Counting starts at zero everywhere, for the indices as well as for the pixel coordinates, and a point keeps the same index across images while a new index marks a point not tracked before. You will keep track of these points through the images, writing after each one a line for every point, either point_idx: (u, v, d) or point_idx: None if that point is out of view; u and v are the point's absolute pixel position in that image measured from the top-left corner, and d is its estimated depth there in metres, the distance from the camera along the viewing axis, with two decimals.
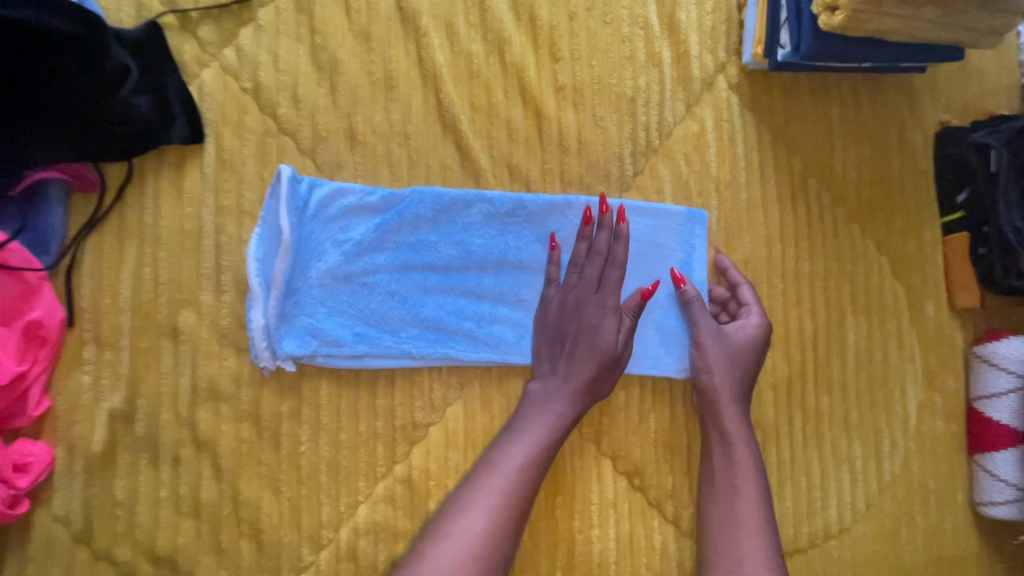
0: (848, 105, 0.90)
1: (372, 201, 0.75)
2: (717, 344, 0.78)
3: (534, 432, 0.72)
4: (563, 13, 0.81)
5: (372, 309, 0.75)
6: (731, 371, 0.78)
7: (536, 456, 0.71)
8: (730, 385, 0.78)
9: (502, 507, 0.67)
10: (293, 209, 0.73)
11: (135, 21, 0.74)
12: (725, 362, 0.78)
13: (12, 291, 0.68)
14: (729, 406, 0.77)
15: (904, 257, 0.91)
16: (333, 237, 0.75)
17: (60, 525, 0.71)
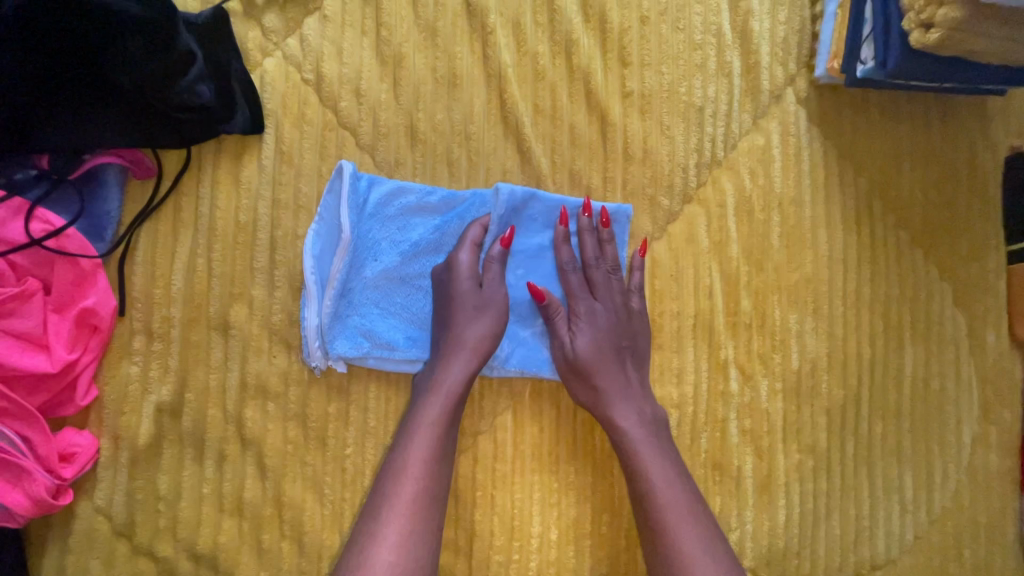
0: (918, 124, 0.87)
1: (433, 201, 0.74)
2: (585, 345, 0.74)
3: (425, 418, 0.66)
4: (634, 16, 0.79)
5: (425, 312, 0.74)
6: (606, 377, 0.73)
7: (431, 448, 0.65)
8: (615, 391, 0.73)
9: (418, 508, 0.62)
10: (354, 207, 0.72)
11: (199, 6, 0.72)
12: (591, 370, 0.73)
13: (67, 278, 0.66)
14: (624, 411, 0.72)
15: (966, 284, 0.88)
16: (391, 237, 0.73)
17: (102, 517, 0.70)
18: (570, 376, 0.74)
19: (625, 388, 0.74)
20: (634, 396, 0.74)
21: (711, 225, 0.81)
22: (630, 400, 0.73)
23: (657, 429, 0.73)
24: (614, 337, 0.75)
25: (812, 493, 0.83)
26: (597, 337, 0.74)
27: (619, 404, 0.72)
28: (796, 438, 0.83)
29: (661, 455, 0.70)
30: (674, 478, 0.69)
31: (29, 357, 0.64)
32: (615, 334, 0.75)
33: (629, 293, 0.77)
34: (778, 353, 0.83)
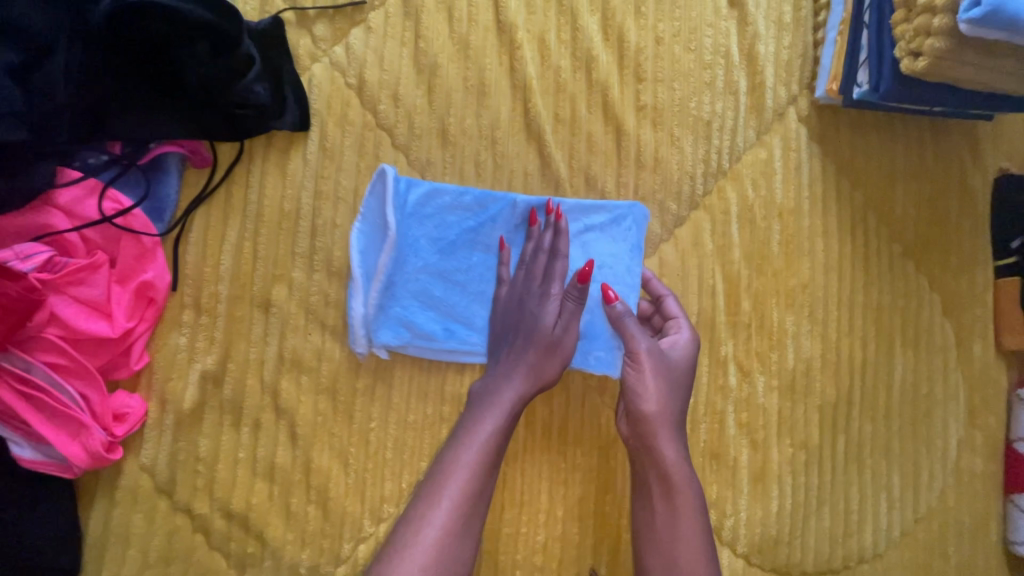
0: (912, 145, 0.94)
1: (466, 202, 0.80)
2: (666, 363, 0.74)
3: (483, 429, 0.70)
4: (650, 37, 0.86)
5: (461, 306, 0.81)
6: (671, 389, 0.73)
7: (488, 448, 0.69)
8: (667, 423, 0.72)
9: (466, 508, 0.65)
10: (397, 207, 0.78)
11: (257, 15, 0.80)
12: (656, 385, 0.72)
13: (131, 253, 0.73)
14: (672, 447, 0.71)
15: (955, 296, 0.94)
16: (430, 235, 0.80)
17: (146, 475, 0.76)
18: (642, 383, 0.72)
19: (674, 415, 0.73)
20: (679, 432, 0.73)
21: (716, 230, 0.87)
22: (670, 409, 0.72)
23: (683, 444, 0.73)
24: (687, 368, 0.75)
25: (803, 486, 0.88)
26: (671, 356, 0.75)
27: (659, 413, 0.71)
28: (790, 433, 0.88)
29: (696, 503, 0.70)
30: (702, 532, 0.68)
31: (93, 322, 0.70)
32: (688, 363, 0.76)
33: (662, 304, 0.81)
34: (774, 352, 0.89)
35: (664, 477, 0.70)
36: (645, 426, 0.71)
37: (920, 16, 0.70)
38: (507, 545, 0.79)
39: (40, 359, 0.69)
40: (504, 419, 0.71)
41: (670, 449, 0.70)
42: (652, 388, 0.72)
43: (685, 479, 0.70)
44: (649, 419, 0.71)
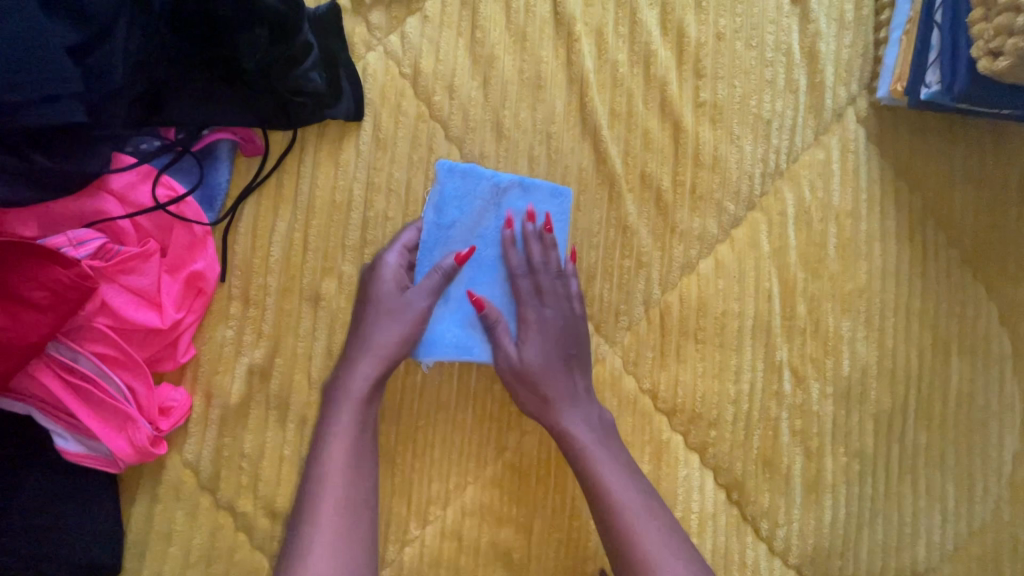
0: (972, 148, 0.91)
1: (508, 187, 0.78)
2: (530, 355, 0.76)
3: (342, 433, 0.68)
4: (710, 32, 0.84)
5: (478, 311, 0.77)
6: (558, 386, 0.75)
7: (349, 449, 0.68)
8: (570, 406, 0.75)
9: (343, 542, 0.63)
10: (435, 203, 0.76)
11: (314, 2, 0.78)
12: (546, 386, 0.75)
13: (182, 242, 0.71)
14: (596, 446, 0.73)
15: (1012, 305, 0.92)
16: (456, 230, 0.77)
17: (189, 472, 0.74)
18: (514, 383, 0.75)
19: (579, 407, 0.75)
20: (586, 407, 0.76)
21: (773, 231, 0.85)
22: (567, 388, 0.75)
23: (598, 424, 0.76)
24: (563, 349, 0.77)
25: (857, 496, 0.86)
26: (546, 347, 0.76)
27: (558, 391, 0.75)
28: (845, 442, 0.86)
29: (639, 490, 0.71)
30: (642, 489, 0.71)
31: (142, 313, 0.68)
32: (561, 344, 0.77)
33: (571, 298, 0.78)
34: (830, 358, 0.86)
35: (599, 482, 0.70)
36: (565, 435, 0.74)
37: (1001, 15, 0.68)
38: (556, 549, 0.78)
39: (88, 349, 0.67)
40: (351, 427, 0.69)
41: (595, 449, 0.73)
42: (528, 381, 0.75)
43: (605, 449, 0.73)
44: (561, 428, 0.74)
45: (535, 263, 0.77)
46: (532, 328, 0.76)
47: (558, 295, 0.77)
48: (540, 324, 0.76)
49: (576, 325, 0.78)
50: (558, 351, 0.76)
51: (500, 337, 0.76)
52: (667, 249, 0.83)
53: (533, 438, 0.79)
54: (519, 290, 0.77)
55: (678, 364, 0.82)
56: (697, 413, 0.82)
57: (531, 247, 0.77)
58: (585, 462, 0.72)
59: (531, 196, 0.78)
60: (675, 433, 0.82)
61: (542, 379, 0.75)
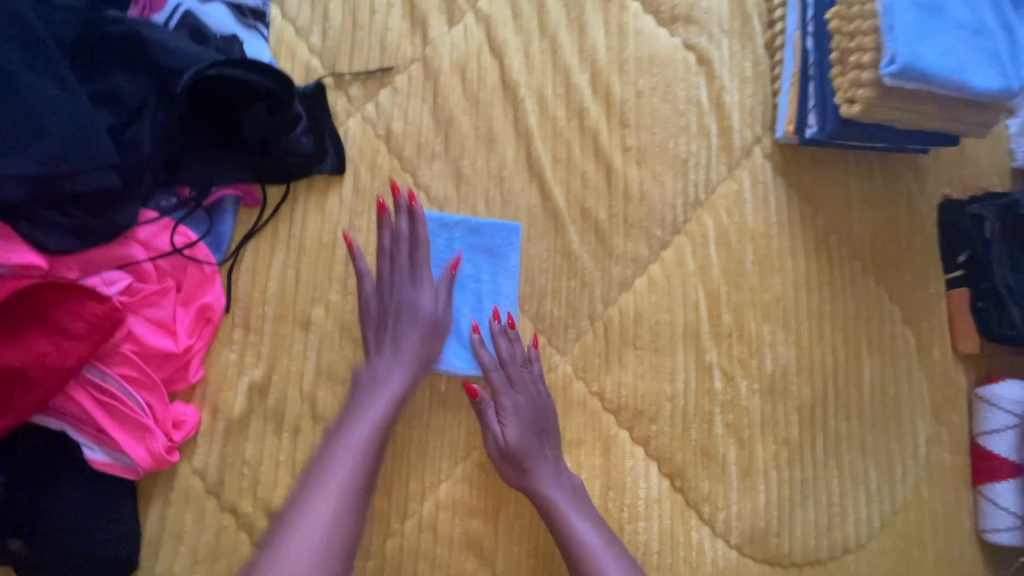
0: (863, 176, 1.08)
1: (455, 224, 0.94)
2: (512, 435, 0.86)
3: (401, 371, 0.83)
4: (632, 90, 1.01)
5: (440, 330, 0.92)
6: (539, 462, 0.86)
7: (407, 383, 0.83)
8: (547, 479, 0.85)
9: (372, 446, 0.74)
10: None
11: (302, 80, 0.95)
12: (528, 465, 0.85)
13: (194, 279, 0.85)
14: (575, 515, 0.83)
15: (912, 307, 1.05)
16: None
17: (197, 478, 0.85)
18: (502, 462, 0.86)
19: (557, 479, 0.86)
20: (560, 478, 0.86)
21: (696, 251, 1.00)
22: (544, 465, 0.86)
23: (574, 493, 0.86)
24: (534, 425, 0.87)
25: (787, 480, 0.97)
26: (523, 428, 0.86)
27: (536, 467, 0.85)
28: (773, 432, 0.98)
29: (615, 550, 0.80)
30: (615, 549, 0.80)
31: (160, 339, 0.81)
32: (533, 423, 0.87)
33: (538, 381, 0.90)
34: (754, 358, 0.99)
35: (579, 545, 0.79)
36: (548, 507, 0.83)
37: (852, 72, 0.85)
38: (520, 536, 0.89)
39: (115, 371, 0.79)
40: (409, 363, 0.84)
41: (575, 519, 0.82)
42: (513, 462, 0.85)
43: (582, 515, 0.83)
44: (546, 501, 0.83)
45: (504, 357, 0.90)
46: (512, 413, 0.87)
47: (524, 377, 0.89)
48: (516, 408, 0.87)
49: (545, 404, 0.89)
50: (531, 428, 0.87)
51: (486, 419, 0.87)
52: (606, 270, 0.97)
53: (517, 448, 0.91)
54: (494, 380, 0.88)
55: (620, 369, 0.95)
56: (639, 411, 0.94)
57: (501, 344, 0.90)
58: (565, 531, 0.81)
59: (479, 230, 0.95)
60: (621, 429, 0.94)
61: (524, 457, 0.85)
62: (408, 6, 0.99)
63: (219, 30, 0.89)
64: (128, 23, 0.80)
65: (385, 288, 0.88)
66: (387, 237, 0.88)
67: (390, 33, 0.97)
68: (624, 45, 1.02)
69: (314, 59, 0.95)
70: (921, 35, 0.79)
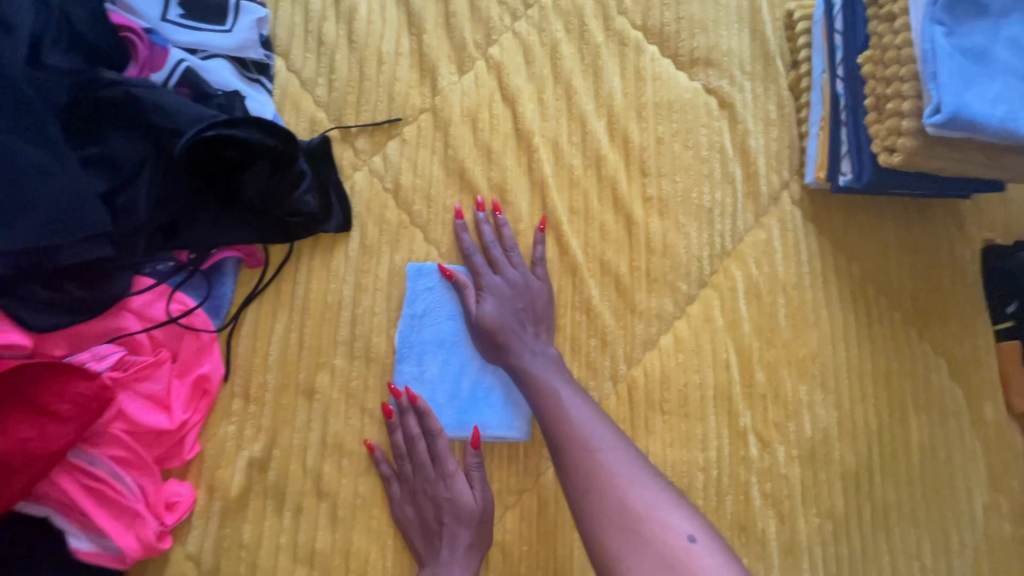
0: (899, 221, 1.01)
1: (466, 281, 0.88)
2: (484, 312, 0.84)
3: (461, 500, 0.80)
4: (651, 137, 0.97)
5: (462, 391, 0.85)
6: (520, 337, 0.82)
7: (472, 510, 0.80)
8: (537, 361, 0.80)
9: None
10: (409, 304, 0.87)
11: (308, 134, 0.91)
12: (508, 343, 0.82)
13: (190, 348, 0.80)
14: (555, 379, 0.78)
15: (960, 361, 0.98)
16: (430, 326, 0.87)
17: (190, 564, 0.78)
18: (478, 336, 0.84)
19: (547, 364, 0.80)
20: (554, 364, 0.81)
21: (725, 305, 0.93)
22: (535, 352, 0.81)
23: (566, 376, 0.79)
24: (513, 308, 0.84)
25: (833, 557, 0.88)
26: (502, 307, 0.84)
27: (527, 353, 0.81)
28: (815, 504, 0.90)
29: (598, 418, 0.73)
30: (603, 423, 0.72)
31: (153, 415, 0.76)
32: (512, 304, 0.84)
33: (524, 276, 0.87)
34: (791, 422, 0.92)
35: (553, 404, 0.74)
36: (526, 374, 0.79)
37: (890, 119, 0.80)
38: None
39: (103, 452, 0.74)
40: (466, 541, 0.78)
41: (556, 385, 0.77)
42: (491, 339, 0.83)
43: (573, 391, 0.76)
44: (528, 376, 0.79)
45: (488, 242, 0.88)
46: (492, 291, 0.85)
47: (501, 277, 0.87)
48: (497, 288, 0.85)
49: (537, 300, 0.86)
50: (508, 310, 0.84)
51: (465, 296, 0.86)
52: (629, 327, 0.91)
53: (566, 510, 0.84)
54: (477, 262, 0.87)
55: (647, 436, 0.88)
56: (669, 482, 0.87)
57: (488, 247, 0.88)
58: (551, 404, 0.75)
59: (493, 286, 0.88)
60: None
61: (501, 334, 0.82)
62: (417, 55, 0.95)
63: (220, 85, 0.86)
64: (125, 84, 0.76)
65: (413, 493, 0.81)
66: (399, 440, 0.82)
67: (399, 83, 0.94)
68: (642, 90, 0.98)
69: (320, 111, 0.92)
70: (968, 81, 0.73)
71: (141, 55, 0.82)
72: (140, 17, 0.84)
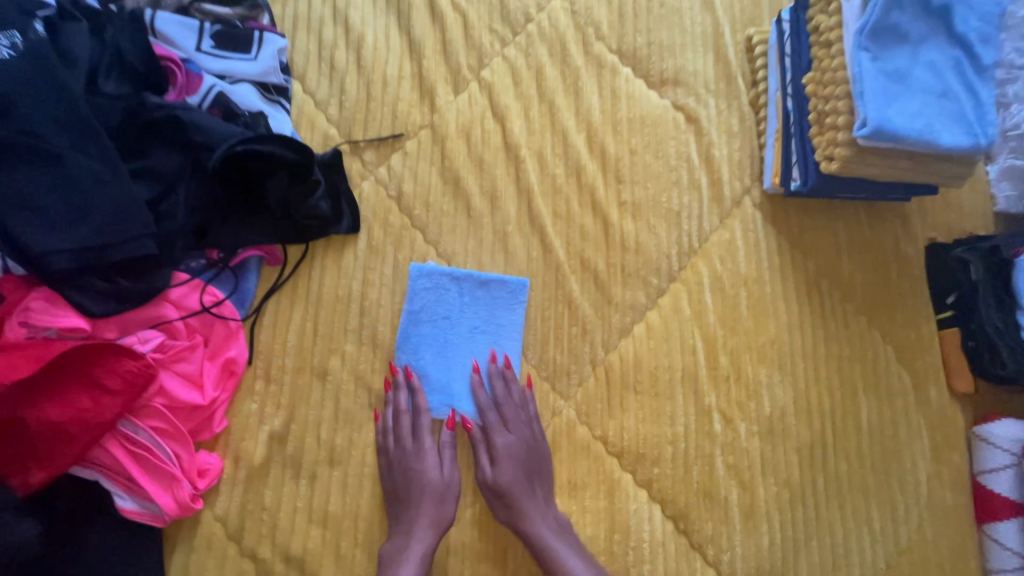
0: (851, 222, 1.12)
1: (464, 277, 1.00)
2: (500, 472, 0.92)
3: (430, 473, 0.91)
4: (625, 148, 1.09)
5: (453, 379, 0.98)
6: (528, 504, 0.91)
7: (438, 481, 0.91)
8: (539, 513, 0.91)
9: None
10: (410, 299, 0.98)
11: (321, 148, 1.03)
12: (518, 502, 0.91)
13: (220, 335, 0.92)
14: (558, 543, 0.89)
15: (906, 347, 1.08)
16: (429, 321, 0.98)
17: (219, 524, 0.89)
18: (493, 499, 0.92)
19: (548, 517, 0.92)
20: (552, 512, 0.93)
21: (692, 297, 1.05)
22: (539, 510, 0.92)
23: (562, 530, 0.92)
24: (525, 467, 0.93)
25: (790, 521, 0.99)
26: (517, 469, 0.92)
27: (532, 509, 0.91)
28: (774, 474, 1.00)
29: (588, 565, 0.88)
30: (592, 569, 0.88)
31: (189, 392, 0.87)
32: (524, 467, 0.93)
33: (533, 423, 0.95)
34: (752, 401, 1.02)
35: (553, 557, 0.88)
36: (530, 529, 0.90)
37: (829, 132, 0.92)
38: None
39: (146, 423, 0.85)
40: (431, 508, 0.89)
41: (556, 545, 0.89)
42: (504, 499, 0.91)
43: (568, 545, 0.90)
44: (533, 535, 0.89)
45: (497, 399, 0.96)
46: (505, 456, 0.92)
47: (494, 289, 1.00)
48: (509, 448, 0.93)
49: (541, 449, 0.95)
50: (520, 467, 0.93)
51: (479, 458, 0.94)
52: (606, 317, 1.02)
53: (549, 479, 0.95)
54: (489, 421, 0.95)
55: (622, 413, 0.99)
56: (641, 453, 0.98)
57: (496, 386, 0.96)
58: (550, 557, 0.88)
59: (487, 284, 1.01)
60: (625, 472, 0.98)
61: (514, 497, 0.91)
62: (417, 77, 1.08)
63: (247, 106, 0.98)
64: (168, 108, 0.89)
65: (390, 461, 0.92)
66: (389, 415, 0.94)
67: (401, 102, 1.06)
68: (617, 107, 1.10)
69: (332, 128, 1.04)
70: (890, 99, 0.85)
71: (179, 81, 0.94)
72: (178, 48, 0.96)
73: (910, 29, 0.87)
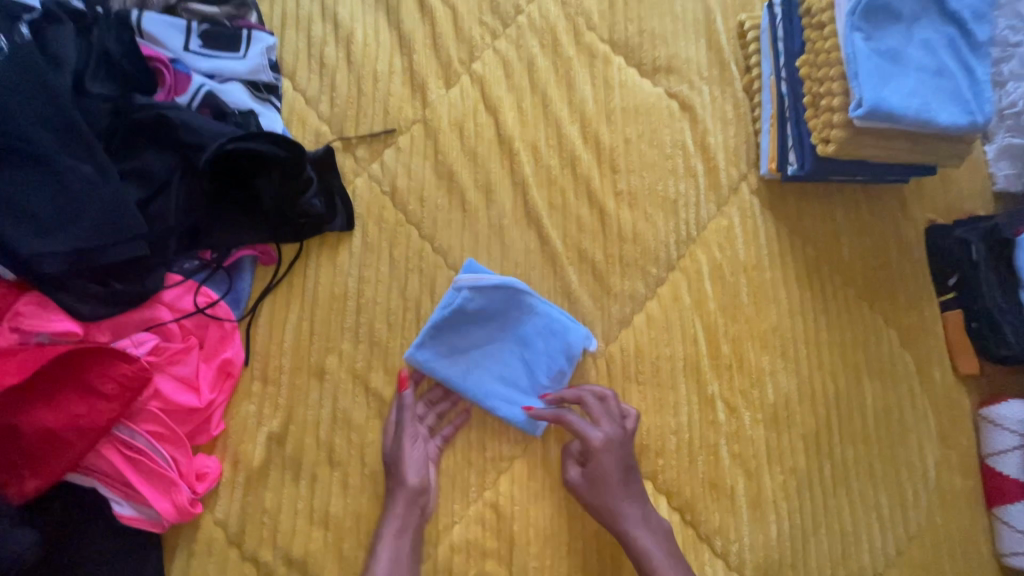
0: (850, 206, 1.11)
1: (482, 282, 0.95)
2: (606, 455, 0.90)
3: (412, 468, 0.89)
4: (620, 138, 1.08)
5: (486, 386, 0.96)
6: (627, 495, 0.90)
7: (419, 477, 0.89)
8: (632, 510, 0.89)
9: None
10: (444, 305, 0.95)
11: (313, 146, 1.02)
12: (617, 507, 0.89)
13: (215, 336, 0.90)
14: (647, 542, 0.88)
15: (909, 330, 1.07)
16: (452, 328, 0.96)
17: (219, 529, 0.88)
18: (596, 483, 0.89)
19: (639, 517, 0.89)
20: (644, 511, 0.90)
21: (692, 286, 1.04)
22: (634, 506, 0.90)
23: (655, 529, 0.90)
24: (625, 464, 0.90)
25: (798, 509, 0.98)
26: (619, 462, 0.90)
27: (625, 506, 0.89)
28: (779, 462, 0.99)
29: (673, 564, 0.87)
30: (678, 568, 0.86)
31: (185, 395, 0.86)
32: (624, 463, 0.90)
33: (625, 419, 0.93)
34: (755, 389, 1.01)
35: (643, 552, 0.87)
36: (621, 525, 0.88)
37: (824, 114, 0.92)
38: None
39: (142, 427, 0.84)
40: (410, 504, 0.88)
41: (646, 541, 0.87)
42: (606, 480, 0.89)
43: (657, 541, 0.88)
44: (622, 530, 0.88)
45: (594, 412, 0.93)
46: (603, 450, 0.89)
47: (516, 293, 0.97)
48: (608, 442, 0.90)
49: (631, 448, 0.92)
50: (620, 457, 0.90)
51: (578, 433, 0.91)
52: (605, 308, 1.01)
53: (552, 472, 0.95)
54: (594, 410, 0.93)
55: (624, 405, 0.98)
56: (644, 445, 0.97)
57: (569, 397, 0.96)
58: (639, 553, 0.87)
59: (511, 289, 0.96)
60: None
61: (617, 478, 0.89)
62: (408, 72, 1.07)
63: (236, 106, 0.97)
64: (156, 107, 0.87)
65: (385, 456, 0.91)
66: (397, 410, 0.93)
67: (392, 98, 1.05)
68: (610, 97, 1.09)
69: (323, 125, 1.03)
70: (885, 79, 0.84)
71: (167, 82, 0.94)
72: (165, 48, 0.95)
73: (903, 7, 0.86)
